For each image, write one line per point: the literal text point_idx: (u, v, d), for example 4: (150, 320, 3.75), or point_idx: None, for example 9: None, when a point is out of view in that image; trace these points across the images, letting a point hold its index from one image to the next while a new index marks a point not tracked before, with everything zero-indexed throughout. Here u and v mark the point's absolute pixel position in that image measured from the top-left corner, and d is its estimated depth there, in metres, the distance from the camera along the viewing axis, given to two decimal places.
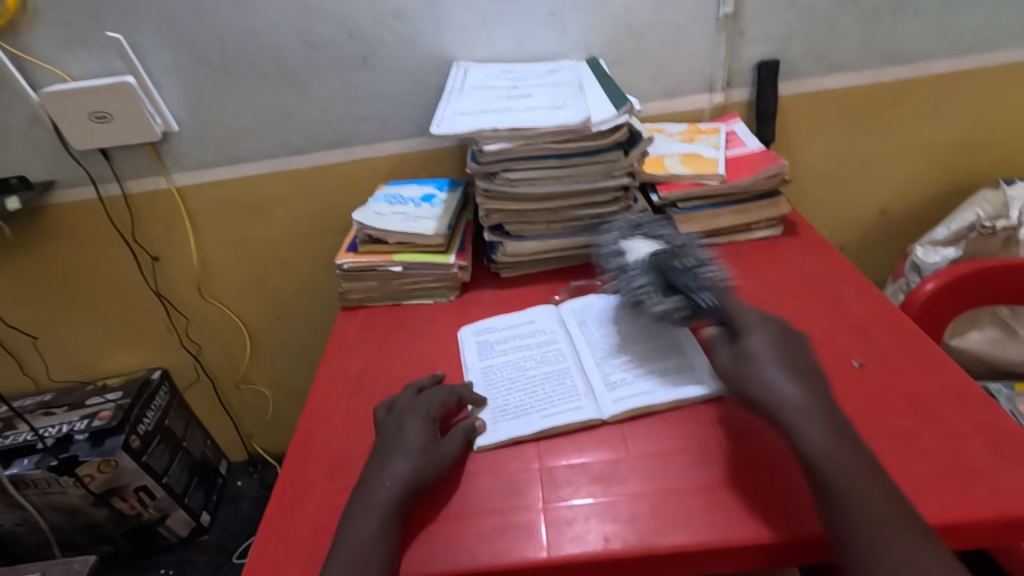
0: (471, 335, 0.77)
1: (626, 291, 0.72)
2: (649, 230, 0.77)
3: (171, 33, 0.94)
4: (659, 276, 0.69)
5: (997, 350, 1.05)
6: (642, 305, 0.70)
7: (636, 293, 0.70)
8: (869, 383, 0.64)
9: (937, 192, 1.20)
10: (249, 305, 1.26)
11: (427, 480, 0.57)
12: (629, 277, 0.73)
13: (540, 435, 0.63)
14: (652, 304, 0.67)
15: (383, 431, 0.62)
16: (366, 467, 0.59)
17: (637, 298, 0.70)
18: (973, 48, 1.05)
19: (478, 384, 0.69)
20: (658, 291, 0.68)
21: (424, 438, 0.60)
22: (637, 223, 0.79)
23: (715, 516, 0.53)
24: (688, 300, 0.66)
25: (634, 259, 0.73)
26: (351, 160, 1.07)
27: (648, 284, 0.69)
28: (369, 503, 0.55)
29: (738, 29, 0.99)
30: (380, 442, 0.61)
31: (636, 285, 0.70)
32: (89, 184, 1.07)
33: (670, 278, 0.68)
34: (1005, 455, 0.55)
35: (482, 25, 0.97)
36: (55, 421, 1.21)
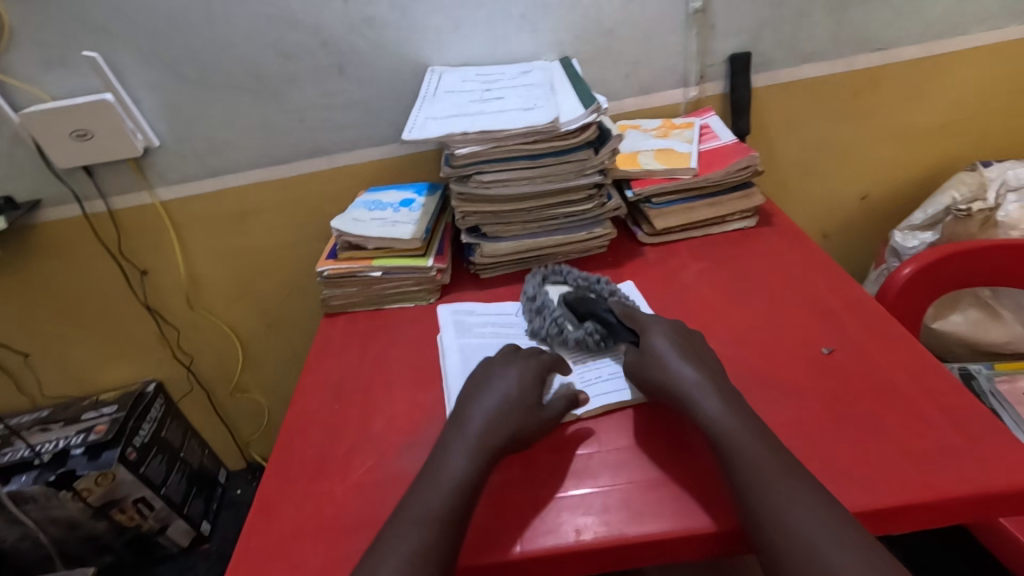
0: (448, 314, 0.80)
1: (546, 329, 0.73)
2: (562, 275, 0.81)
3: (147, 49, 0.95)
4: (570, 308, 0.74)
5: (979, 331, 1.06)
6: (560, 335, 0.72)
7: (554, 321, 0.73)
8: (838, 368, 0.65)
9: (915, 175, 1.21)
10: (239, 315, 1.27)
11: (524, 433, 0.60)
12: (545, 314, 0.75)
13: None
14: (573, 333, 0.71)
15: (477, 375, 0.65)
16: (461, 401, 0.63)
17: (558, 327, 0.72)
18: (944, 33, 1.05)
19: (455, 368, 0.70)
20: (571, 321, 0.73)
21: (529, 407, 0.61)
22: (547, 273, 0.82)
23: (683, 505, 0.54)
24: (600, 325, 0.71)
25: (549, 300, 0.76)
26: (332, 167, 1.08)
27: (562, 314, 0.74)
28: (462, 440, 0.58)
29: (709, 23, 1.00)
30: (474, 381, 0.64)
31: (556, 314, 0.73)
32: (74, 201, 1.08)
33: (581, 307, 0.73)
34: (968, 436, 0.56)
35: (454, 30, 0.98)
36: (52, 436, 1.23)
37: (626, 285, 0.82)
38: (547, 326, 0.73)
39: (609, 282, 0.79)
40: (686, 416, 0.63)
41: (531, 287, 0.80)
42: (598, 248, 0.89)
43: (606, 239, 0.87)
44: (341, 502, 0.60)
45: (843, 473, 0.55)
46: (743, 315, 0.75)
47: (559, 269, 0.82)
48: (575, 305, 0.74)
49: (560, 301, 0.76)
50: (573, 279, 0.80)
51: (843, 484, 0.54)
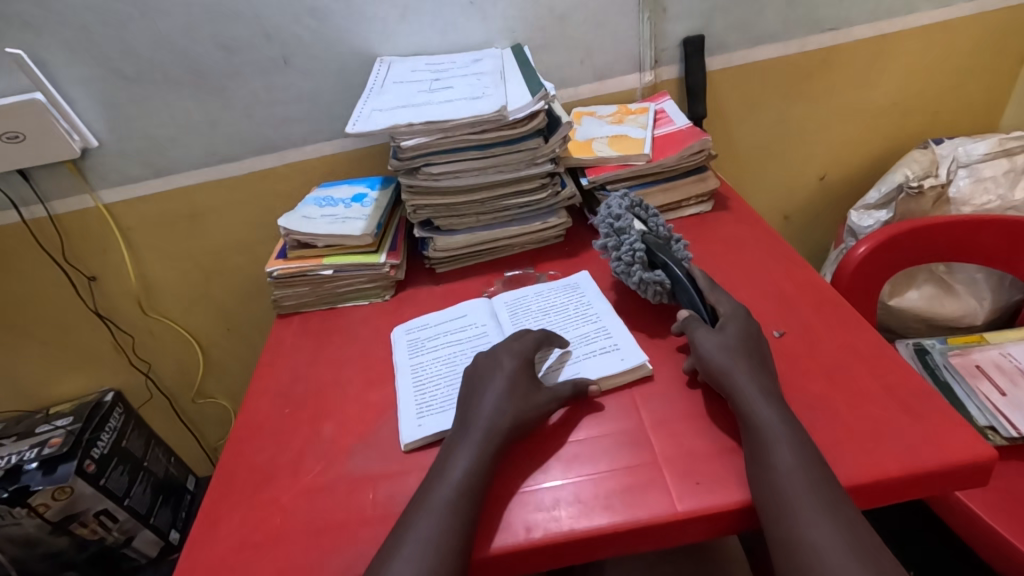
0: (402, 335, 0.77)
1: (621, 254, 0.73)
2: (647, 212, 0.78)
3: (78, 45, 0.91)
4: (651, 251, 0.72)
5: (936, 306, 1.08)
6: (630, 275, 0.72)
7: (630, 256, 0.72)
8: (787, 352, 0.65)
9: (871, 155, 1.22)
10: (197, 319, 1.23)
11: (529, 418, 0.59)
12: (625, 239, 0.74)
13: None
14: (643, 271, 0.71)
15: (476, 365, 0.64)
16: (461, 401, 0.62)
17: (630, 264, 0.72)
18: (893, 12, 1.06)
19: (406, 385, 0.69)
20: (643, 264, 0.72)
21: (527, 394, 0.60)
22: (633, 201, 0.79)
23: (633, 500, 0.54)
24: (669, 277, 0.70)
25: (632, 224, 0.75)
26: (284, 163, 1.05)
27: (638, 252, 0.72)
28: (466, 437, 0.57)
29: (661, 6, 0.99)
30: (475, 373, 0.63)
31: (634, 248, 0.72)
32: (12, 207, 1.03)
33: (660, 251, 0.72)
34: (913, 414, 0.57)
35: (402, 18, 0.95)
36: (4, 452, 1.18)
37: (582, 274, 0.82)
38: (623, 259, 0.72)
39: (684, 244, 0.76)
40: (639, 405, 0.62)
41: (606, 211, 0.77)
42: (554, 238, 0.88)
43: (561, 228, 0.86)
44: (290, 509, 0.58)
45: None
46: None
47: (646, 207, 0.79)
48: (653, 245, 0.72)
49: (641, 235, 0.74)
50: (655, 223, 0.77)
51: None
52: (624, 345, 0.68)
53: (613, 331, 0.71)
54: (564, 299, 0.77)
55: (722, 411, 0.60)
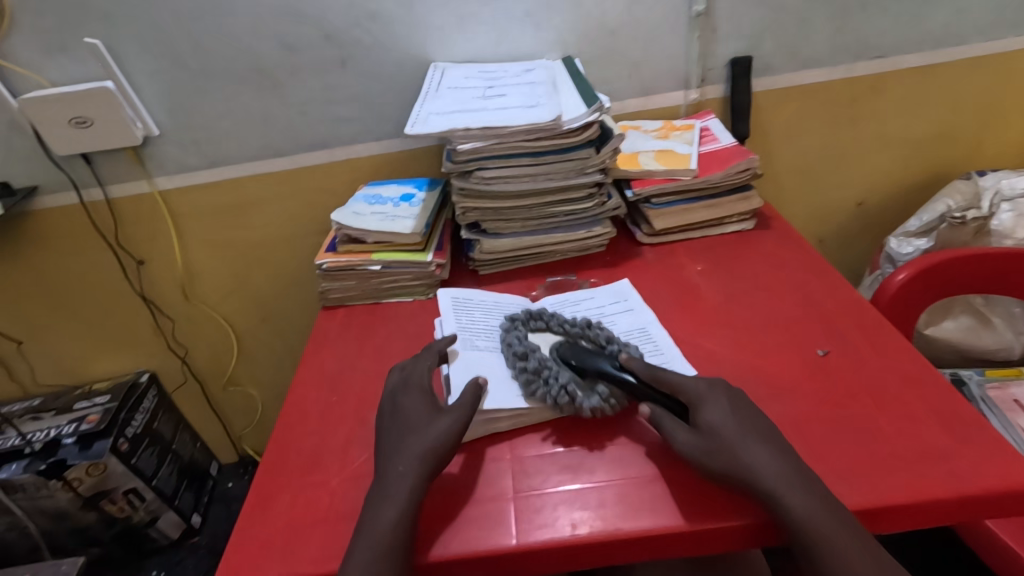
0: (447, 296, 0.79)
1: (555, 396, 0.63)
2: (543, 320, 0.73)
3: (149, 38, 0.95)
4: (574, 368, 0.66)
5: (971, 338, 1.08)
6: (572, 404, 0.62)
7: (561, 386, 0.63)
8: (832, 370, 0.66)
9: (911, 183, 1.22)
10: (235, 308, 1.26)
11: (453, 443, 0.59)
12: (546, 377, 0.64)
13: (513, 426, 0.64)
14: (586, 400, 0.62)
15: (395, 397, 0.64)
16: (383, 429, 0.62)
17: (568, 395, 0.63)
18: (942, 43, 1.07)
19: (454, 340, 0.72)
20: (578, 383, 0.64)
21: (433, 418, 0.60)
22: (522, 321, 0.72)
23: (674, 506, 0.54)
24: (613, 385, 0.63)
25: (540, 355, 0.67)
26: (333, 160, 1.08)
27: (567, 376, 0.64)
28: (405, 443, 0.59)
29: (711, 26, 1.01)
30: (393, 405, 0.64)
31: (562, 380, 0.64)
32: (72, 188, 1.08)
33: (586, 363, 0.65)
34: (960, 438, 0.57)
35: (458, 26, 0.98)
36: (43, 425, 1.22)
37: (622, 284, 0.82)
38: (560, 399, 0.62)
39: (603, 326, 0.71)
40: None
41: (508, 352, 0.68)
42: (597, 247, 0.90)
43: (605, 238, 0.88)
44: (337, 493, 0.60)
45: (837, 472, 0.56)
46: (739, 315, 0.76)
47: (539, 314, 0.73)
48: (573, 359, 0.66)
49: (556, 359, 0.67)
50: (558, 326, 0.72)
51: (837, 483, 0.55)
52: (666, 349, 0.70)
53: (656, 335, 0.72)
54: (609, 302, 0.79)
55: None
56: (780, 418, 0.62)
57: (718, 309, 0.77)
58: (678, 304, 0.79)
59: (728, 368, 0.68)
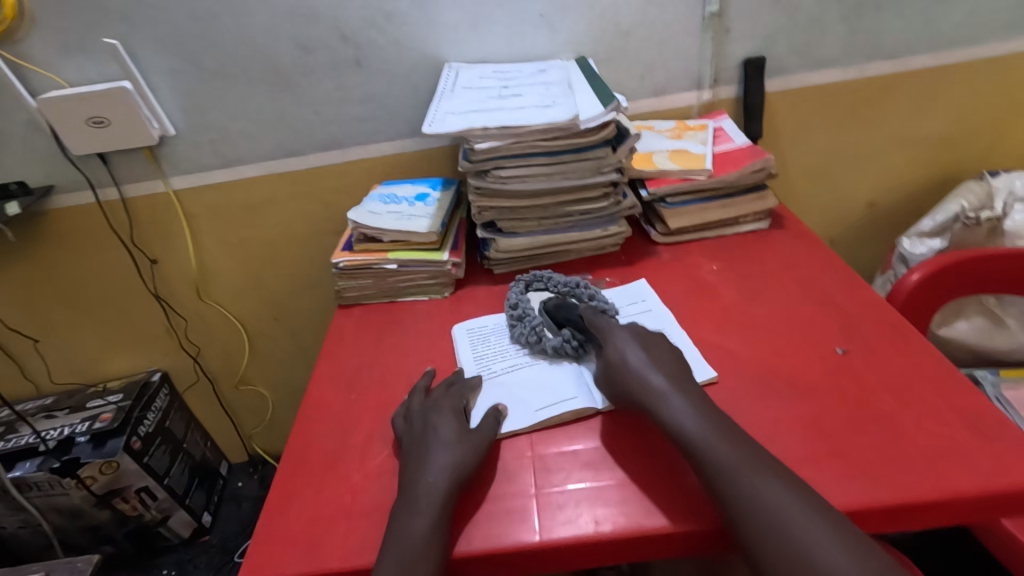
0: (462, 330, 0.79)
1: (526, 335, 0.73)
2: (543, 282, 0.81)
3: (166, 38, 0.96)
4: (551, 315, 0.74)
5: (984, 339, 1.07)
6: (539, 343, 0.72)
7: (532, 328, 0.73)
8: (851, 369, 0.66)
9: (924, 184, 1.22)
10: (247, 307, 1.27)
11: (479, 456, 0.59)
12: (526, 321, 0.75)
13: (538, 427, 0.64)
14: (551, 340, 0.72)
15: (418, 420, 0.64)
16: (410, 446, 0.61)
17: (536, 335, 0.73)
18: (955, 43, 1.07)
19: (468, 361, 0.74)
20: (550, 328, 0.73)
21: (461, 435, 0.61)
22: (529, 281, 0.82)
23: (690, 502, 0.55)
24: (576, 332, 0.71)
25: (530, 308, 0.76)
26: (346, 160, 1.09)
27: (540, 321, 0.74)
28: (426, 454, 0.59)
29: (725, 27, 1.01)
30: (417, 426, 0.63)
31: (535, 322, 0.74)
32: (88, 188, 1.08)
33: (559, 313, 0.74)
34: (982, 436, 0.57)
35: (473, 27, 0.99)
36: (57, 423, 1.22)
37: (642, 285, 0.83)
38: (528, 337, 0.73)
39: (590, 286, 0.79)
40: None
41: (505, 304, 0.79)
42: (612, 246, 0.90)
43: (620, 237, 0.88)
44: (358, 489, 0.60)
45: (859, 469, 0.56)
46: (755, 314, 0.76)
47: (540, 276, 0.82)
48: (552, 310, 0.75)
49: (540, 309, 0.76)
50: (554, 286, 0.80)
51: (860, 480, 0.55)
52: (688, 354, 0.70)
53: (676, 339, 0.72)
54: (629, 308, 0.79)
55: (785, 422, 0.61)
56: (799, 416, 0.62)
57: (735, 309, 0.77)
58: (695, 303, 0.79)
59: (747, 366, 0.68)
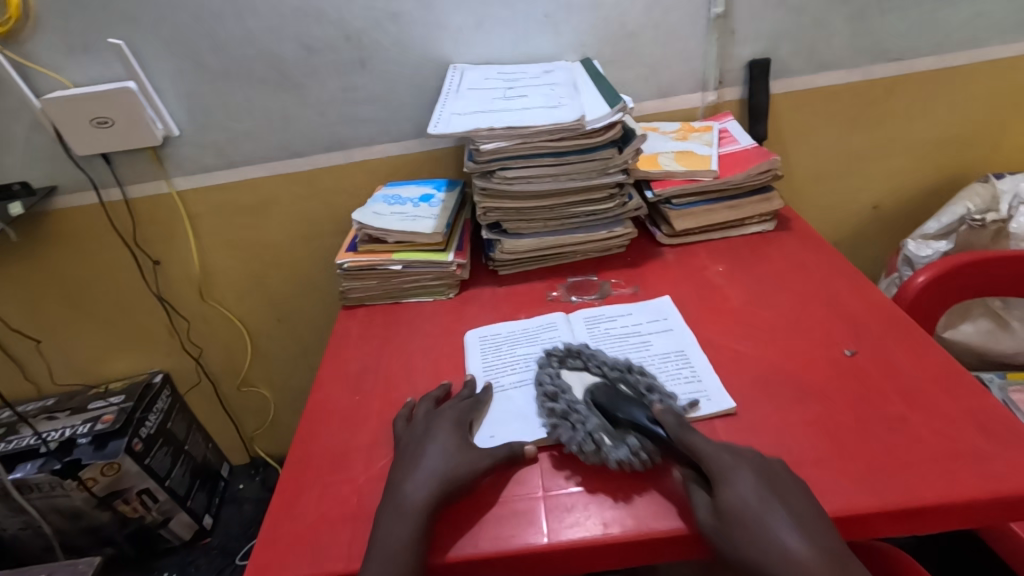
0: (474, 338, 0.78)
1: (578, 442, 0.58)
2: (582, 358, 0.69)
3: (171, 39, 0.96)
4: (603, 412, 0.62)
5: (990, 342, 1.07)
6: (597, 453, 0.58)
7: (587, 433, 0.59)
8: (859, 371, 0.66)
9: (928, 186, 1.22)
10: (249, 309, 1.27)
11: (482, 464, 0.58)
12: (574, 419, 0.61)
13: (542, 443, 0.62)
14: (613, 450, 0.57)
15: (419, 427, 0.63)
16: (404, 453, 0.61)
17: (594, 443, 0.58)
18: (960, 46, 1.07)
19: (477, 368, 0.73)
20: (606, 432, 0.60)
21: (462, 441, 0.60)
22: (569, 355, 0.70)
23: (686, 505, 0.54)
24: (644, 439, 0.58)
25: (576, 403, 0.63)
26: (350, 161, 1.09)
27: (596, 424, 0.60)
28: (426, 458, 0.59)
29: (730, 28, 1.01)
30: (416, 432, 0.63)
31: (590, 424, 0.60)
32: (91, 188, 1.08)
33: (616, 410, 0.61)
34: (994, 439, 0.56)
35: (477, 28, 0.99)
36: (59, 425, 1.22)
37: (664, 298, 0.81)
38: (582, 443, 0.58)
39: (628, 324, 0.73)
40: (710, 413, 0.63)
41: (541, 388, 0.66)
42: (617, 248, 0.90)
43: (625, 238, 0.88)
44: (364, 491, 0.60)
45: (869, 472, 0.55)
46: (761, 316, 0.76)
47: (580, 352, 0.70)
48: (607, 407, 0.62)
49: (589, 401, 0.63)
50: (598, 367, 0.68)
51: (869, 483, 0.54)
52: (695, 357, 0.70)
53: (684, 343, 0.72)
54: (639, 317, 0.78)
55: (793, 424, 0.61)
56: (807, 418, 0.61)
57: (741, 310, 0.77)
58: (700, 304, 0.79)
59: (754, 367, 0.68)
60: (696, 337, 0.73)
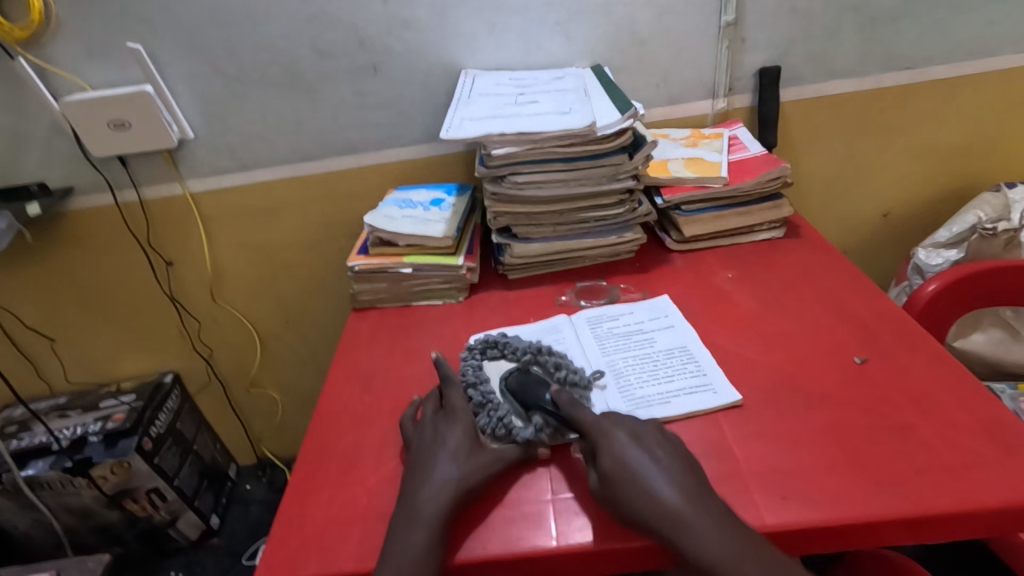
0: (480, 342, 0.78)
1: (493, 427, 0.63)
2: (499, 347, 0.72)
3: (187, 44, 0.97)
4: (516, 399, 0.66)
5: (1001, 351, 1.06)
6: (509, 436, 0.62)
7: (499, 419, 0.63)
8: (870, 378, 0.66)
9: (938, 196, 1.21)
10: (259, 310, 1.28)
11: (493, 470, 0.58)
12: (490, 411, 0.65)
13: (552, 442, 0.63)
14: (521, 431, 0.62)
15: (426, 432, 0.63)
16: (413, 461, 0.61)
17: (505, 427, 0.63)
18: (972, 55, 1.06)
19: (485, 369, 0.73)
20: (518, 416, 0.64)
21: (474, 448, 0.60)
22: (484, 343, 0.72)
23: None
24: (548, 416, 0.62)
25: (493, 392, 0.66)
26: (361, 165, 1.10)
27: (507, 408, 0.64)
28: (437, 463, 0.59)
29: (740, 36, 1.02)
30: (425, 436, 0.63)
31: (501, 412, 0.64)
32: (106, 190, 1.10)
33: (526, 395, 0.65)
34: (1006, 449, 0.56)
35: (489, 34, 1.00)
36: (70, 423, 1.23)
37: (663, 298, 0.82)
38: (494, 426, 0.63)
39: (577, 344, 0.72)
40: (720, 419, 0.63)
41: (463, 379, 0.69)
42: (626, 253, 0.90)
43: (635, 244, 0.88)
44: (374, 492, 0.60)
45: (880, 480, 0.55)
46: (771, 322, 0.76)
47: (496, 341, 0.73)
48: (517, 393, 0.66)
49: (503, 390, 0.67)
50: (512, 352, 0.71)
51: (881, 492, 0.54)
52: (704, 362, 0.70)
53: (693, 348, 0.72)
54: (648, 319, 0.78)
55: (803, 432, 0.61)
56: (817, 425, 0.61)
57: (751, 317, 0.77)
58: (710, 310, 0.79)
59: (763, 374, 0.68)
60: (705, 343, 0.74)
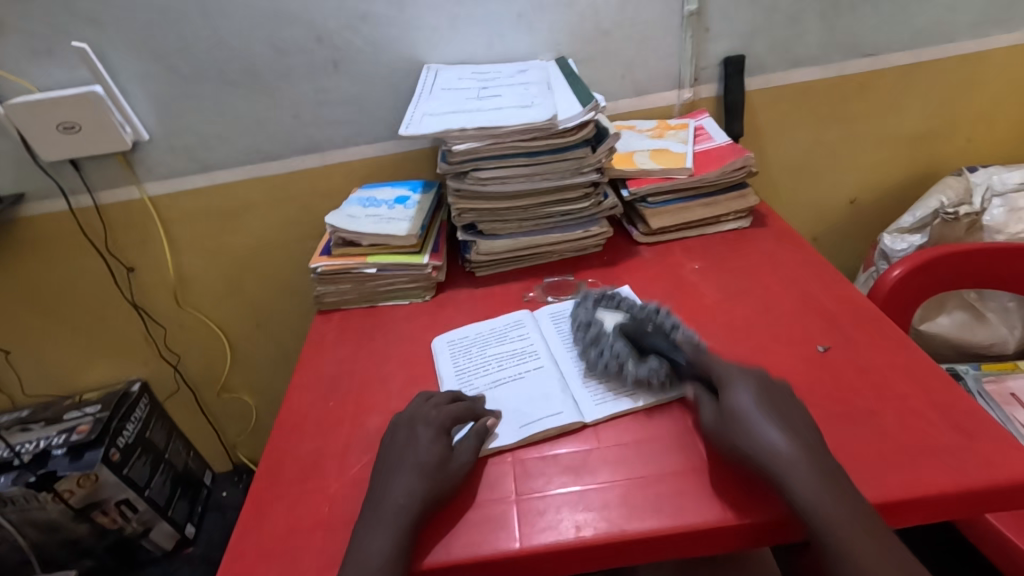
0: (444, 343, 0.77)
1: (604, 363, 0.67)
2: (615, 299, 0.76)
3: (137, 41, 0.94)
4: (630, 340, 0.68)
5: (966, 333, 1.08)
6: (622, 372, 0.66)
7: (613, 357, 0.66)
8: (832, 366, 0.66)
9: (902, 181, 1.23)
10: (227, 314, 1.25)
11: (447, 481, 0.56)
12: (601, 344, 0.69)
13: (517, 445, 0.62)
14: (636, 369, 0.65)
15: (396, 435, 0.61)
16: (376, 471, 0.59)
17: (617, 364, 0.66)
18: (931, 42, 1.08)
19: (448, 370, 0.72)
20: (632, 356, 0.66)
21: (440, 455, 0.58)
22: (603, 292, 0.77)
23: (661, 506, 0.54)
24: (664, 360, 0.65)
25: (605, 333, 0.70)
26: (325, 164, 1.07)
27: (622, 348, 0.67)
28: (400, 467, 0.57)
29: (704, 25, 1.01)
30: (396, 435, 0.61)
31: (615, 348, 0.67)
32: (60, 195, 1.06)
33: (640, 338, 0.67)
34: (963, 434, 0.57)
35: (451, 28, 0.98)
36: (33, 436, 1.19)
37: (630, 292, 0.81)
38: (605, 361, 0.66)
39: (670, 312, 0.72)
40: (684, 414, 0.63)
41: (577, 317, 0.74)
42: (594, 247, 0.89)
43: (602, 237, 0.87)
44: (336, 499, 0.59)
45: (841, 469, 0.55)
46: (737, 313, 0.76)
47: (613, 294, 0.76)
48: (631, 335, 0.68)
49: (614, 330, 0.70)
50: (626, 305, 0.74)
51: (844, 481, 0.54)
52: None
53: None
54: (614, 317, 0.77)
55: None
56: None
57: (716, 309, 0.77)
58: (676, 302, 0.79)
59: None
60: None
